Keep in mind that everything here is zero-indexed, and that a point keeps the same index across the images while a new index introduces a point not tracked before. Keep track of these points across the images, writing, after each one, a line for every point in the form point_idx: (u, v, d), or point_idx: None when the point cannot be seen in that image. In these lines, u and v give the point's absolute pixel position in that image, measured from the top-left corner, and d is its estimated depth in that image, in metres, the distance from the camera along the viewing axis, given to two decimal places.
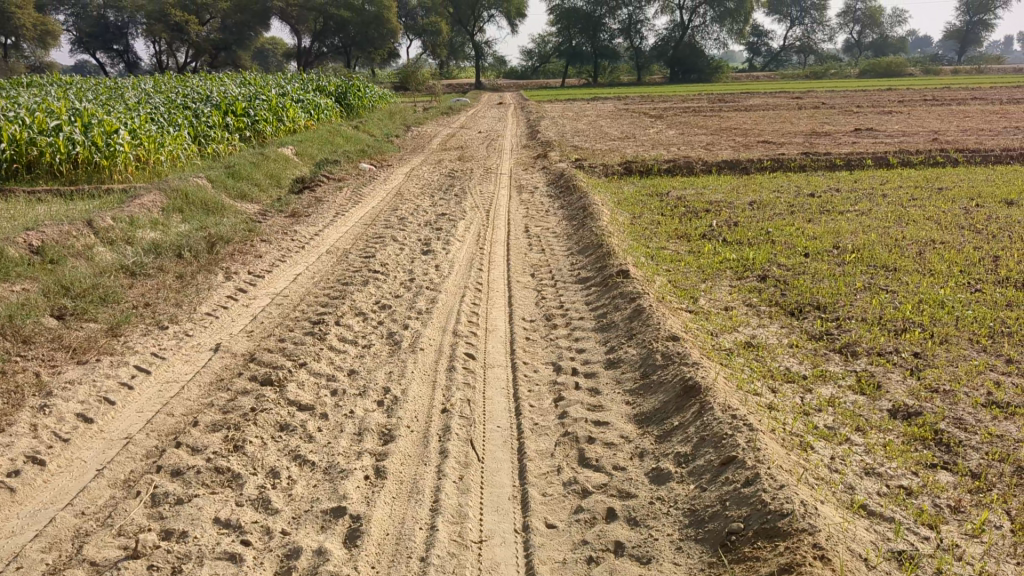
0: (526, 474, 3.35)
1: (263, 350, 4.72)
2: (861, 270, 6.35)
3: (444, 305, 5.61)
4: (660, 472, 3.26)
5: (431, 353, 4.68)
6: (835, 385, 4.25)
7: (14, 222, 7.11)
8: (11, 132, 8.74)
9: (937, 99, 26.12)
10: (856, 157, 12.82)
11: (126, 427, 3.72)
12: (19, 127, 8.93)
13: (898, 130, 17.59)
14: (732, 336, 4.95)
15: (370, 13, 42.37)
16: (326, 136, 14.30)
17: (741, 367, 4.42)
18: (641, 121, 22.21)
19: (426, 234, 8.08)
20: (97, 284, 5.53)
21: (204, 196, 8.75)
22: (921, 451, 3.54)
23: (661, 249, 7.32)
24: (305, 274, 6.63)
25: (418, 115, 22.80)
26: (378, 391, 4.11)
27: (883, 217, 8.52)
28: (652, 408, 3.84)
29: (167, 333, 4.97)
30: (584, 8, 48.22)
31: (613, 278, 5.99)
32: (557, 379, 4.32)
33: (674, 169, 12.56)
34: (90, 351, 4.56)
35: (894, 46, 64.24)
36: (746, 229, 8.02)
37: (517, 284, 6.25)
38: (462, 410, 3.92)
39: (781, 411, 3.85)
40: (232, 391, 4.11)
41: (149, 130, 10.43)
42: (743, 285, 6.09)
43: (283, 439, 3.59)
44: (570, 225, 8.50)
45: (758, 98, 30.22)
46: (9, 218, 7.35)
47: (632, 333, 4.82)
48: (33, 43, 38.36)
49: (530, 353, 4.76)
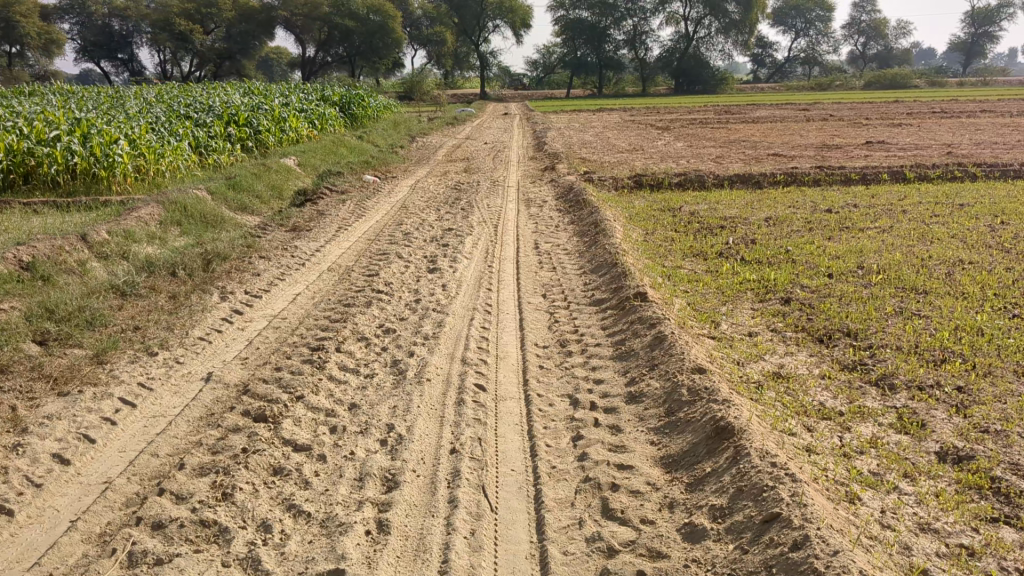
0: (546, 529, 3.03)
1: (257, 381, 4.40)
2: (890, 293, 6.03)
3: (452, 330, 5.30)
4: (694, 528, 2.94)
5: (438, 384, 4.37)
6: (876, 423, 3.93)
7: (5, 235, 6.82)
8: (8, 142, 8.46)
9: (947, 111, 25.82)
10: (871, 171, 12.51)
11: (106, 469, 3.41)
12: (17, 137, 8.65)
13: (912, 143, 17.30)
14: (759, 366, 4.63)
15: (375, 22, 42.07)
16: (329, 147, 14.02)
17: (772, 403, 4.09)
18: (648, 132, 21.91)
19: (431, 251, 7.77)
20: (85, 306, 5.22)
21: (204, 209, 8.47)
22: (978, 502, 3.20)
23: (676, 269, 7.00)
24: (305, 294, 6.33)
25: (423, 125, 22.54)
26: (382, 429, 3.79)
27: (905, 235, 8.21)
28: (680, 450, 3.52)
29: (156, 361, 4.67)
30: (589, 19, 47.99)
31: (630, 301, 5.68)
32: (574, 415, 4.00)
33: (685, 183, 12.25)
34: (72, 381, 4.25)
35: (899, 58, 63.97)
36: (764, 247, 7.71)
37: (528, 306, 5.94)
38: (473, 451, 3.61)
39: (820, 455, 3.52)
40: (223, 428, 3.80)
41: (149, 140, 10.16)
42: (766, 308, 5.78)
43: (276, 485, 3.28)
44: (582, 241, 8.20)
45: (766, 108, 29.90)
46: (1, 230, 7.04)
47: (654, 364, 4.49)
48: (38, 51, 38.33)
49: (545, 384, 4.44)
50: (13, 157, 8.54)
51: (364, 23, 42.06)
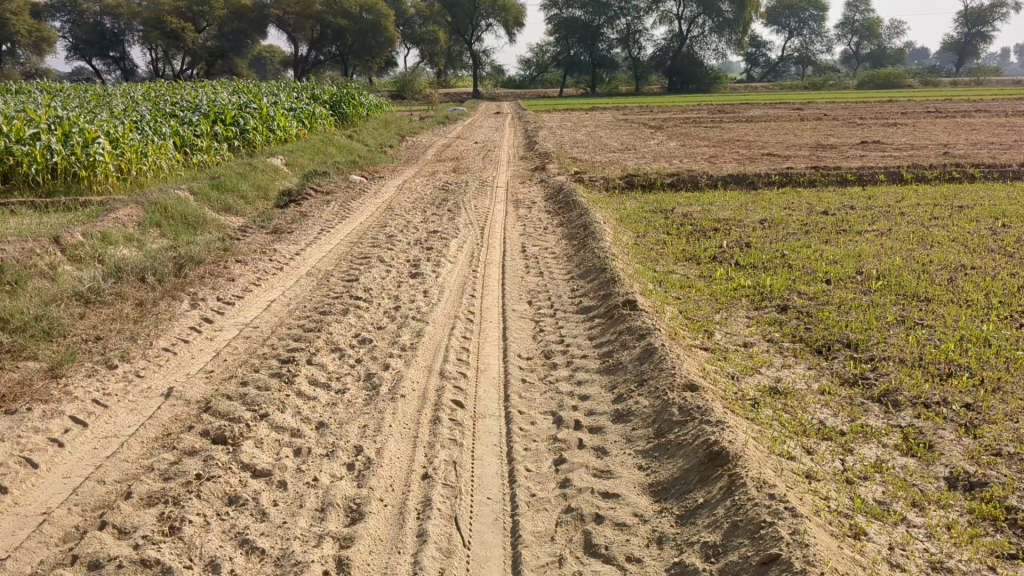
0: (522, 568, 2.77)
1: (221, 397, 4.12)
2: (891, 300, 5.78)
3: (432, 340, 5.03)
4: (684, 569, 2.67)
5: (414, 401, 4.09)
6: (879, 444, 3.67)
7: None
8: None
9: (941, 111, 25.63)
10: (868, 172, 12.27)
11: (46, 499, 3.13)
12: None
13: (908, 143, 17.08)
14: (755, 381, 4.37)
15: (368, 21, 41.71)
16: (317, 147, 13.73)
17: (769, 422, 3.82)
18: (641, 131, 21.63)
19: (416, 254, 7.50)
20: (44, 316, 4.93)
21: (185, 209, 8.18)
22: (993, 536, 2.94)
23: (668, 274, 6.75)
24: (281, 301, 6.05)
25: (414, 124, 22.23)
26: (349, 451, 3.52)
27: (904, 238, 7.97)
28: (670, 477, 3.26)
29: (116, 374, 4.39)
30: (583, 18, 47.72)
31: (618, 309, 5.41)
32: (557, 435, 3.73)
33: (679, 183, 12.00)
34: (21, 398, 3.96)
35: (892, 58, 63.82)
36: (758, 250, 7.46)
37: (512, 313, 5.68)
38: (446, 476, 3.34)
39: (821, 481, 3.26)
40: (178, 450, 3.52)
41: (132, 139, 9.86)
42: (761, 317, 5.52)
43: (230, 517, 3.01)
44: (571, 244, 7.94)
45: (759, 107, 29.74)
46: None
47: (643, 378, 4.22)
48: (29, 49, 37.88)
49: (527, 400, 4.18)
50: None
51: (357, 21, 41.77)
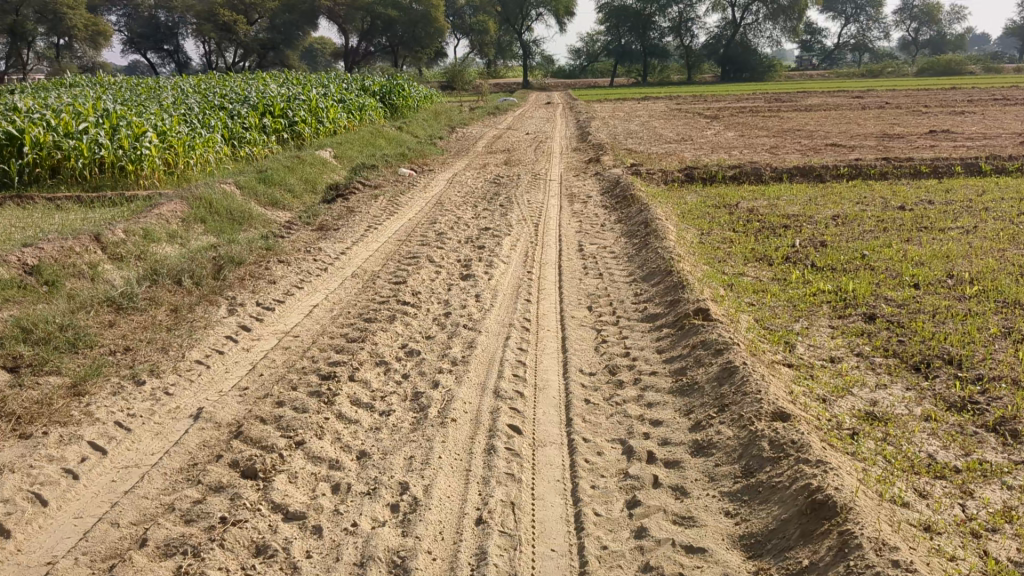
0: None
1: (253, 420, 3.74)
2: (990, 308, 5.23)
3: (485, 352, 4.61)
4: None
5: (465, 426, 3.67)
6: (1003, 486, 3.15)
7: (15, 235, 6.28)
8: (34, 134, 7.90)
9: (1009, 98, 24.46)
10: (943, 164, 11.55)
11: (53, 546, 2.77)
12: (44, 129, 8.09)
13: (981, 133, 16.23)
14: (848, 406, 3.87)
15: (418, 12, 41.36)
16: (367, 139, 13.37)
17: (874, 459, 3.33)
18: (696, 122, 21.02)
19: (467, 254, 7.07)
20: (73, 325, 4.60)
21: (230, 205, 7.86)
22: None
23: (739, 277, 6.25)
24: (324, 306, 5.67)
25: (464, 115, 21.78)
26: (394, 489, 3.10)
27: (992, 236, 7.37)
28: (765, 528, 2.82)
29: (143, 392, 4.02)
30: (635, 7, 46.90)
31: (689, 319, 4.94)
32: (628, 471, 3.29)
33: (741, 175, 11.43)
34: (39, 420, 3.61)
35: (954, 45, 61.90)
36: (835, 250, 6.92)
37: (571, 321, 5.24)
38: (504, 522, 2.92)
39: (943, 536, 2.77)
40: (203, 486, 3.14)
41: (179, 132, 9.56)
42: (847, 327, 5.00)
43: (256, 572, 2.62)
44: (631, 243, 7.47)
45: (817, 96, 28.82)
46: (13, 228, 6.50)
47: (723, 404, 3.75)
48: (86, 44, 38.13)
49: (594, 426, 3.73)
50: (39, 150, 7.99)
51: (407, 12, 41.43)
